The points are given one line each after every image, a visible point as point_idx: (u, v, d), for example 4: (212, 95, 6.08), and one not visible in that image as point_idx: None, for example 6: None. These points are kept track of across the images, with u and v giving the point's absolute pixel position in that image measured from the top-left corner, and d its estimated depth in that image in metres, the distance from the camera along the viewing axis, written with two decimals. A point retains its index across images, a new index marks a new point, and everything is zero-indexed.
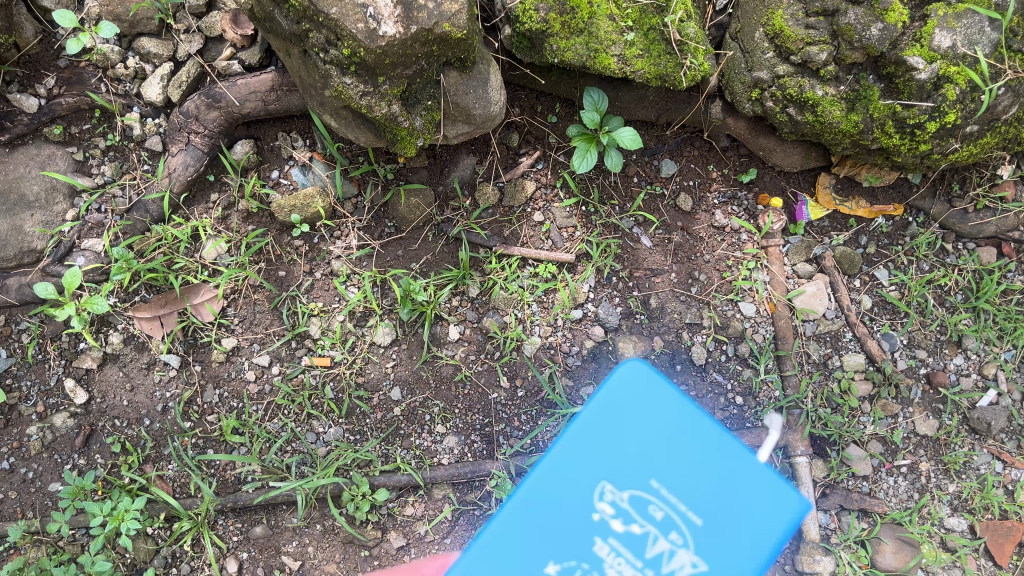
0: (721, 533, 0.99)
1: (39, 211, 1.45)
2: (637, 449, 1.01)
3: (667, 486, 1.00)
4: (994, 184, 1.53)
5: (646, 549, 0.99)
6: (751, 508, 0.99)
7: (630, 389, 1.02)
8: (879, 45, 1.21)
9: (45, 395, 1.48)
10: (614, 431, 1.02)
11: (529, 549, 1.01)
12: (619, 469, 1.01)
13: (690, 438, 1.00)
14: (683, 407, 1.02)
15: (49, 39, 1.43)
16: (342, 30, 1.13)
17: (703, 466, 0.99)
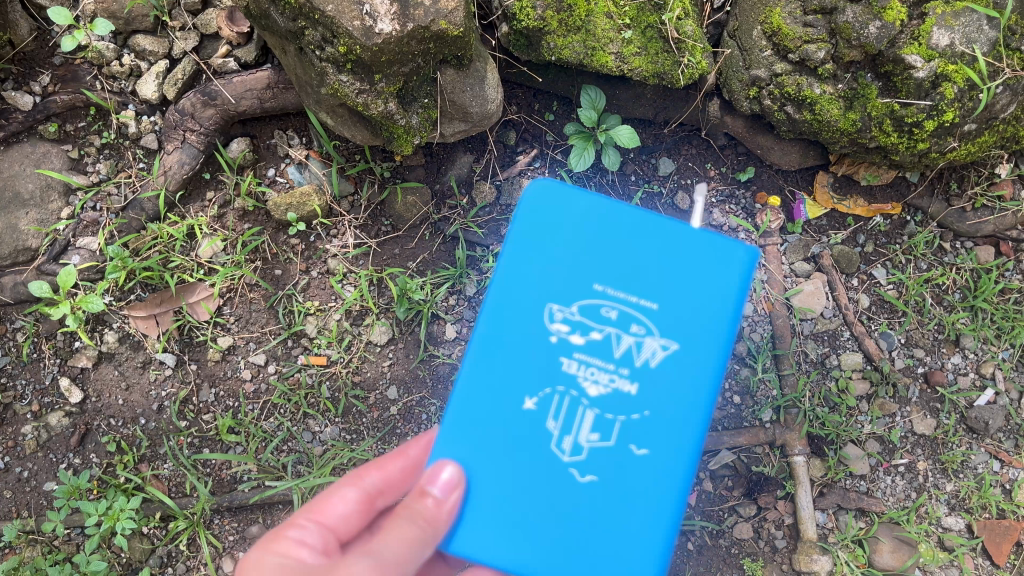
0: (682, 282, 0.90)
1: (34, 210, 1.44)
2: (577, 250, 0.90)
3: (626, 292, 0.90)
4: (992, 184, 1.53)
5: (613, 370, 0.90)
6: (722, 278, 0.91)
7: (554, 194, 0.91)
8: (877, 43, 1.21)
9: (41, 394, 1.48)
10: (549, 245, 0.90)
11: (482, 410, 0.90)
12: (564, 284, 0.90)
13: (633, 232, 0.90)
14: (612, 205, 0.91)
15: (43, 37, 1.43)
16: (338, 28, 1.12)
17: (651, 250, 0.90)
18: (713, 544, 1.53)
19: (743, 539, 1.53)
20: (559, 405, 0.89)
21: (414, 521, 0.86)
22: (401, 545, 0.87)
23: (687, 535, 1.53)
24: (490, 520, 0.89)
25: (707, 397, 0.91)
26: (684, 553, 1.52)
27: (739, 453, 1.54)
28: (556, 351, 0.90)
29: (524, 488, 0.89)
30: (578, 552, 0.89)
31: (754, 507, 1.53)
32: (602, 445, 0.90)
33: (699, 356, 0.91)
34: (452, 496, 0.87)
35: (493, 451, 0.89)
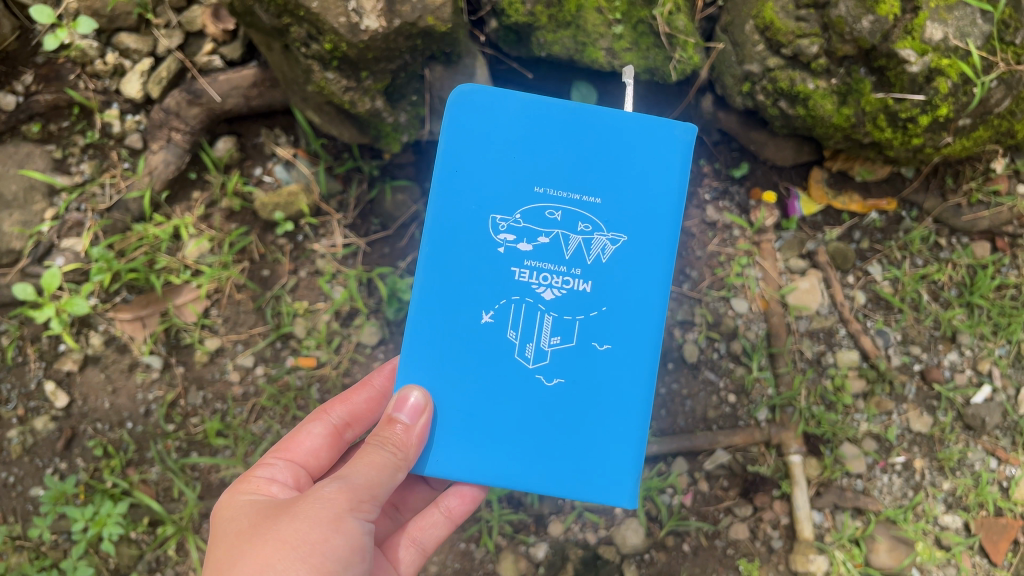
0: (623, 174, 1.05)
1: (18, 211, 1.42)
2: (525, 158, 1.05)
3: (573, 193, 1.05)
4: (988, 179, 1.52)
5: (567, 264, 1.05)
6: (661, 166, 1.05)
7: (499, 109, 1.05)
8: (870, 38, 1.19)
9: (25, 398, 1.45)
10: (497, 159, 1.05)
11: (440, 320, 1.05)
12: (517, 192, 1.05)
13: (574, 135, 1.04)
14: (553, 107, 1.04)
15: (26, 35, 1.39)
16: (323, 25, 1.10)
17: (590, 148, 1.04)
18: (708, 545, 1.51)
19: (738, 540, 1.51)
20: (523, 299, 1.05)
21: (379, 446, 0.97)
22: (367, 470, 0.95)
23: (683, 536, 1.51)
24: (473, 409, 1.05)
25: (663, 280, 1.06)
26: (679, 554, 1.50)
27: (734, 452, 1.52)
28: (516, 256, 1.05)
29: (498, 379, 1.05)
30: (554, 422, 1.06)
31: (750, 507, 1.51)
32: (562, 336, 1.06)
33: (649, 236, 1.05)
34: (419, 420, 1.02)
35: (463, 351, 1.05)
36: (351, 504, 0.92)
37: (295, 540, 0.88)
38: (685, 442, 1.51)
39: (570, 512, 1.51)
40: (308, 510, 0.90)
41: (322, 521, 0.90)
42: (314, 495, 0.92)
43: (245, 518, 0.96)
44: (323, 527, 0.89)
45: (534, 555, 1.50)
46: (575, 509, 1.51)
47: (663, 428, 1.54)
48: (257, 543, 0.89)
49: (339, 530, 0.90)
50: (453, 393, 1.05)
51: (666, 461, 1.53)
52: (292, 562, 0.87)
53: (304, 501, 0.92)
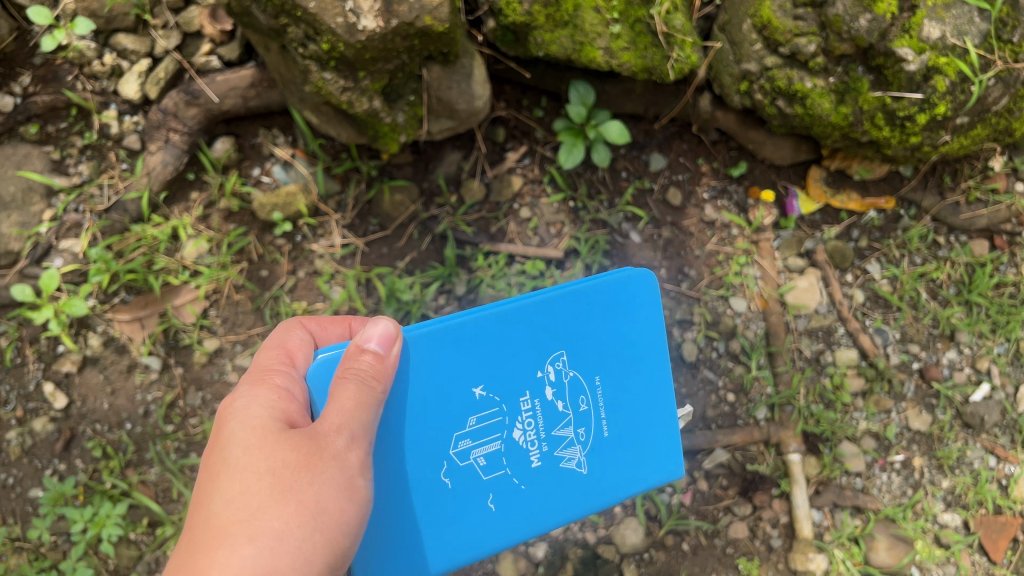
0: (615, 449, 1.14)
1: (16, 213, 1.41)
2: (591, 346, 1.10)
3: (597, 378, 1.11)
4: (986, 176, 1.52)
5: (552, 427, 1.09)
6: (629, 482, 1.15)
7: (639, 291, 1.11)
8: (868, 37, 1.18)
9: (24, 399, 1.45)
10: (594, 314, 1.09)
11: (467, 368, 1.03)
12: (574, 338, 1.08)
13: (631, 363, 1.13)
14: (653, 325, 1.13)
15: (23, 36, 1.39)
16: (320, 25, 1.09)
17: (614, 404, 1.13)
18: (708, 544, 1.51)
19: (738, 539, 1.51)
20: (522, 388, 1.07)
21: (368, 384, 0.92)
22: (365, 415, 0.91)
23: (682, 535, 1.51)
24: (408, 427, 1.01)
25: (578, 512, 1.12)
26: (679, 553, 1.51)
27: (733, 451, 1.53)
28: (552, 341, 1.07)
29: (453, 422, 1.03)
30: (446, 497, 1.04)
31: (749, 506, 1.51)
32: (514, 449, 1.07)
33: (594, 496, 1.13)
34: (392, 349, 0.95)
35: (473, 380, 1.03)
36: (361, 466, 0.90)
37: (316, 508, 0.85)
38: (684, 441, 1.51)
39: None
40: (330, 474, 0.86)
41: (341, 490, 0.87)
42: (333, 454, 0.87)
43: (252, 452, 0.87)
44: (341, 497, 0.87)
45: (533, 555, 1.50)
46: None
47: None
48: (273, 500, 0.84)
49: (354, 497, 0.89)
50: (421, 408, 1.01)
51: None
52: (311, 534, 0.85)
53: (325, 457, 0.87)
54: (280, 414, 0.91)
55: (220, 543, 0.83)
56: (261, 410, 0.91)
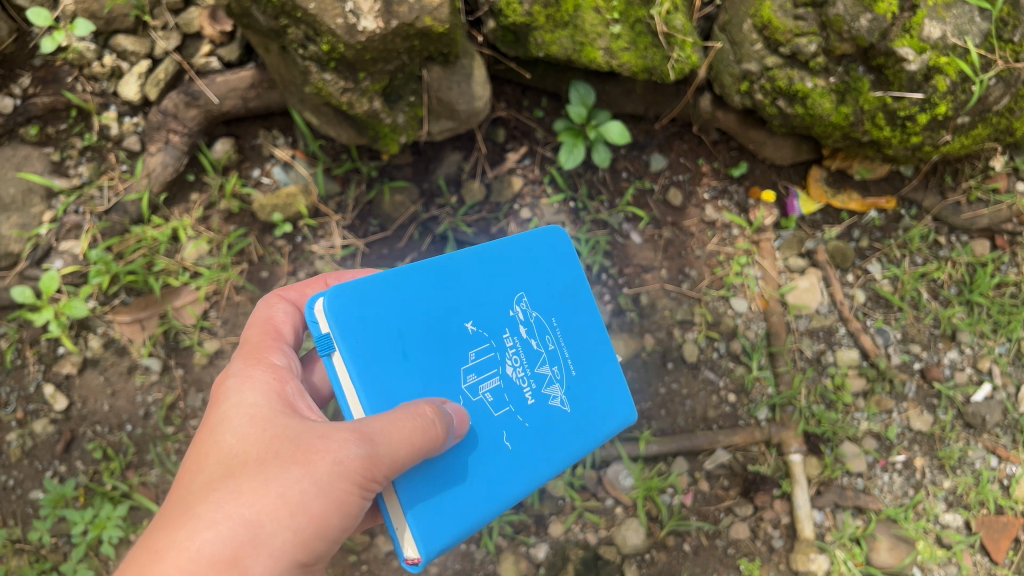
0: (589, 380, 1.11)
1: (16, 215, 1.41)
2: (542, 285, 1.10)
3: (556, 319, 1.10)
4: (987, 176, 1.52)
5: (539, 369, 1.04)
6: (614, 412, 1.14)
7: (559, 242, 1.16)
8: (869, 36, 1.18)
9: (24, 401, 1.45)
10: (537, 257, 1.11)
11: (455, 293, 0.97)
12: (530, 284, 1.08)
13: (574, 312, 1.13)
14: (576, 275, 1.16)
15: (22, 38, 1.38)
16: (320, 26, 1.09)
17: (575, 344, 1.12)
18: (709, 545, 1.51)
19: (739, 539, 1.51)
20: (504, 328, 1.02)
21: (424, 429, 0.82)
22: (402, 451, 0.80)
23: (683, 536, 1.51)
24: (412, 356, 0.90)
25: (574, 452, 1.06)
26: (680, 554, 1.50)
27: (734, 452, 1.52)
28: (513, 283, 1.05)
29: (454, 354, 0.94)
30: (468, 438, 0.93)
31: (750, 507, 1.51)
32: (514, 388, 1.00)
33: (583, 429, 1.08)
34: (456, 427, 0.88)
35: (460, 311, 0.97)
36: (364, 483, 0.80)
37: (295, 509, 0.78)
38: (685, 442, 1.50)
39: (570, 512, 1.51)
40: (320, 477, 0.79)
41: (330, 498, 0.79)
42: (332, 458, 0.79)
43: (251, 438, 0.83)
44: (328, 506, 0.79)
45: (534, 556, 1.50)
46: (575, 509, 1.51)
47: (663, 428, 1.53)
48: (253, 488, 0.79)
49: (342, 510, 0.80)
50: (418, 330, 0.91)
51: (666, 461, 1.53)
52: (281, 534, 0.78)
53: (320, 454, 0.80)
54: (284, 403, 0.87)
55: (189, 519, 0.79)
56: (269, 399, 0.87)
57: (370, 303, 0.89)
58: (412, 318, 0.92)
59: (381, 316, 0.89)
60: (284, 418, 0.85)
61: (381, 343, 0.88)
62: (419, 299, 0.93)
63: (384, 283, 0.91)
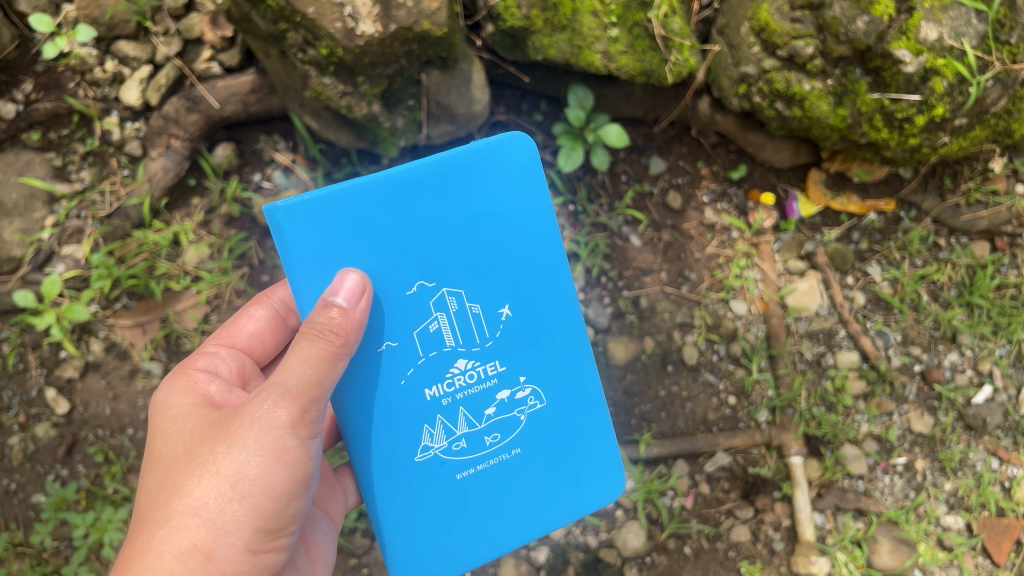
0: (441, 504, 1.08)
1: (18, 219, 1.42)
2: (552, 463, 1.13)
3: (516, 452, 1.11)
4: (986, 178, 1.51)
5: (464, 420, 1.06)
6: (404, 545, 1.07)
7: (595, 495, 1.17)
8: (866, 38, 1.19)
9: (27, 405, 1.46)
10: (570, 493, 1.15)
11: (522, 282, 1.05)
12: (551, 426, 1.12)
13: (519, 532, 1.13)
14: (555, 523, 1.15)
15: (25, 44, 1.39)
16: (319, 30, 1.10)
17: (490, 483, 1.10)
18: (710, 547, 1.51)
19: (740, 542, 1.51)
20: (504, 358, 1.07)
21: (323, 340, 0.91)
22: (309, 373, 0.91)
23: (684, 539, 1.51)
24: (474, 221, 1.00)
25: (380, 491, 1.05)
26: (681, 557, 1.50)
27: (735, 455, 1.52)
28: (554, 390, 1.11)
29: (463, 271, 1.01)
30: (387, 291, 0.98)
31: (751, 509, 1.51)
32: (441, 371, 1.03)
33: (402, 499, 1.06)
34: (358, 304, 0.94)
35: (517, 292, 1.05)
36: (292, 422, 0.91)
37: (234, 477, 0.90)
38: (685, 445, 1.51)
39: None
40: (249, 440, 0.90)
41: (259, 454, 0.90)
42: (252, 419, 0.91)
43: (173, 440, 0.97)
44: (265, 462, 0.91)
45: (535, 559, 1.50)
46: None
47: (663, 430, 1.53)
48: (190, 471, 0.91)
49: (281, 459, 0.92)
50: (499, 227, 1.02)
51: (666, 463, 1.53)
52: (229, 502, 0.90)
53: (238, 421, 0.92)
54: (206, 402, 1.03)
55: (149, 525, 0.91)
56: (190, 402, 1.02)
57: (516, 185, 1.02)
58: (510, 220, 1.02)
59: (504, 188, 1.01)
60: (211, 415, 0.98)
61: (477, 189, 1.00)
62: (533, 235, 1.04)
63: (535, 211, 1.04)
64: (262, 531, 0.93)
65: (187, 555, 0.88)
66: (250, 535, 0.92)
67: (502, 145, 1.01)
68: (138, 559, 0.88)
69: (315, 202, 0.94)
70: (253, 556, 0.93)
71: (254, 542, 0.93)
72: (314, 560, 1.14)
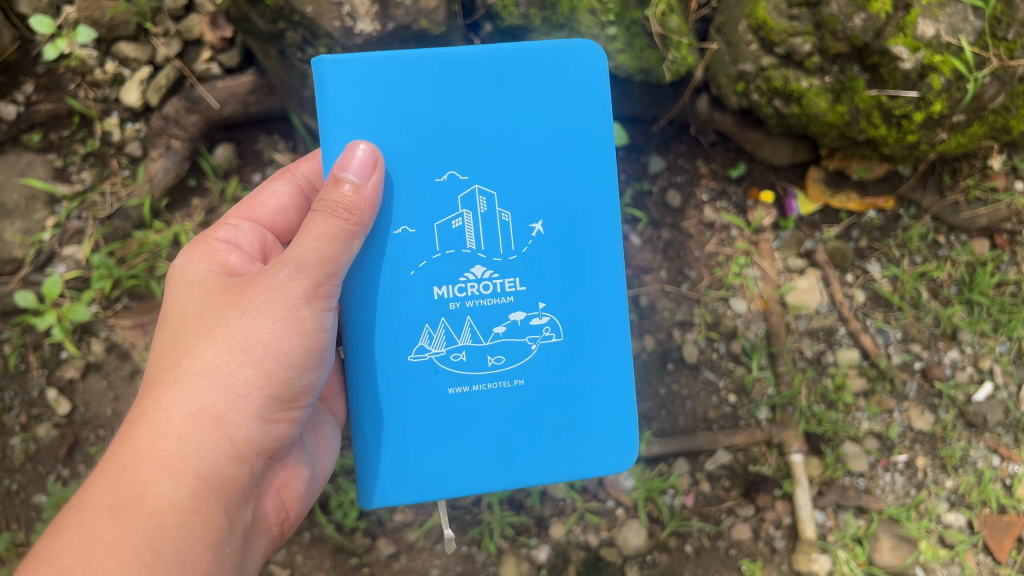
0: (430, 414, 1.10)
1: (20, 220, 1.43)
2: (561, 408, 1.13)
3: (520, 382, 1.12)
4: (985, 175, 1.52)
5: (470, 332, 1.09)
6: (380, 450, 1.10)
7: (598, 458, 1.15)
8: (863, 35, 1.19)
9: (28, 405, 1.46)
10: (575, 442, 1.15)
11: (556, 198, 1.08)
12: (568, 364, 1.13)
13: (511, 466, 1.13)
14: (550, 473, 1.14)
15: (26, 46, 1.41)
16: (318, 29, 1.12)
17: (487, 409, 1.11)
18: (711, 546, 1.50)
19: (742, 541, 1.50)
20: (525, 276, 1.09)
21: (337, 216, 0.98)
22: (324, 248, 0.98)
23: (686, 537, 1.50)
24: (521, 120, 1.06)
25: (373, 387, 1.08)
26: (682, 555, 1.49)
27: (736, 452, 1.53)
28: (575, 327, 1.12)
29: (493, 168, 1.06)
30: (415, 171, 1.04)
31: (752, 507, 1.51)
32: (455, 274, 1.07)
33: (396, 402, 1.09)
34: (369, 178, 1.00)
35: (548, 206, 1.08)
36: (306, 293, 0.98)
37: (247, 343, 0.96)
38: (685, 443, 1.51)
39: (572, 513, 1.51)
40: (263, 308, 0.97)
41: (274, 322, 0.97)
42: (267, 289, 0.98)
43: (187, 305, 1.03)
44: (278, 329, 0.97)
45: (536, 557, 1.50)
46: (576, 510, 1.51)
47: (664, 429, 1.54)
48: (204, 336, 0.98)
49: (293, 329, 0.98)
50: (542, 129, 1.07)
51: (667, 462, 1.53)
52: (241, 367, 0.96)
53: (252, 292, 0.98)
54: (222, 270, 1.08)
55: (163, 385, 0.97)
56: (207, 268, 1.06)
57: (570, 93, 1.07)
58: (556, 125, 1.07)
59: (559, 96, 1.07)
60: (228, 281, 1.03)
61: (531, 91, 1.06)
62: (578, 149, 1.08)
63: (586, 130, 1.08)
64: (274, 399, 0.99)
65: (197, 415, 0.95)
66: (261, 400, 0.98)
67: (569, 48, 1.07)
68: (150, 417, 0.95)
69: (362, 62, 1.02)
70: (264, 425, 1.00)
71: (266, 409, 0.99)
72: (321, 449, 1.19)
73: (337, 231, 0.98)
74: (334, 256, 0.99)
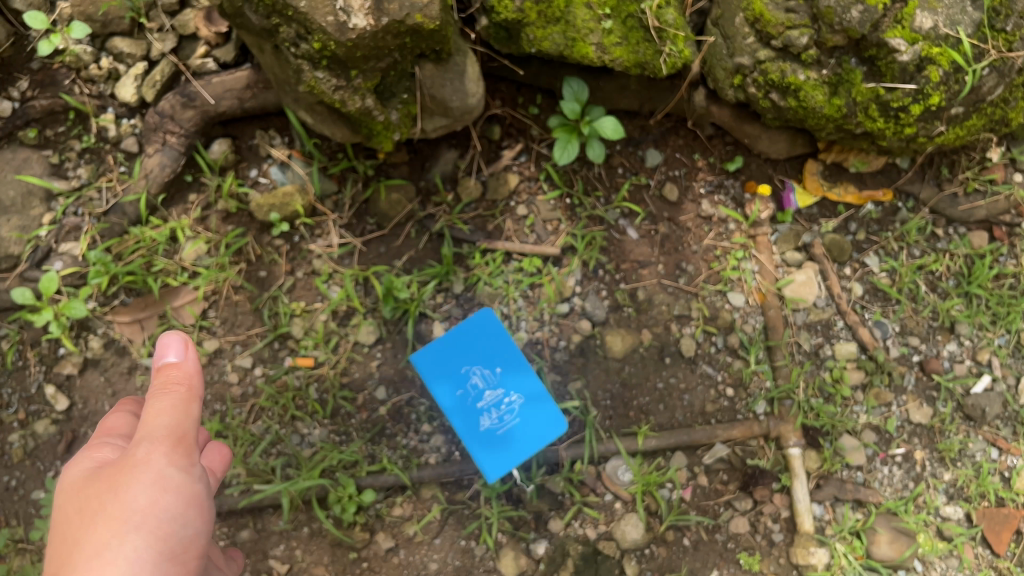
0: (478, 437, 1.40)
1: (16, 217, 1.43)
2: (513, 405, 1.41)
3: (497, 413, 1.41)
4: (983, 168, 1.54)
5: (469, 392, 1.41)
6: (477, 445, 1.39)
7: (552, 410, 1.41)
8: (860, 28, 1.19)
9: (27, 402, 1.46)
10: (539, 414, 1.41)
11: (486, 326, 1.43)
12: (508, 386, 1.42)
13: (526, 449, 1.40)
14: (545, 437, 1.40)
15: (21, 42, 1.42)
16: (311, 24, 1.11)
17: (497, 425, 1.40)
18: (709, 539, 1.50)
19: (739, 534, 1.50)
20: (484, 371, 1.42)
21: (172, 388, 0.97)
22: (168, 418, 0.95)
23: (683, 530, 1.50)
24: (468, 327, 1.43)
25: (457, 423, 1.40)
26: (680, 548, 1.49)
27: (734, 446, 1.51)
28: (496, 363, 1.42)
29: (467, 335, 1.42)
30: (440, 363, 1.41)
31: (750, 501, 1.51)
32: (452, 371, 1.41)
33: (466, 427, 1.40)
34: (186, 355, 1.00)
35: (493, 332, 1.43)
36: (173, 453, 0.95)
37: (124, 513, 0.90)
38: (683, 437, 1.49)
39: (570, 508, 1.48)
40: (132, 479, 0.91)
41: (144, 489, 0.91)
42: (133, 464, 0.93)
43: (58, 503, 0.95)
44: (153, 492, 0.92)
45: (534, 551, 1.47)
46: (574, 505, 1.48)
47: (661, 422, 1.51)
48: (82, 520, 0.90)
49: (168, 487, 0.93)
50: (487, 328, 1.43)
51: (664, 456, 1.51)
52: (123, 538, 0.89)
53: (119, 471, 0.93)
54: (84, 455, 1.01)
55: None
56: (76, 461, 1.00)
57: (477, 349, 1.42)
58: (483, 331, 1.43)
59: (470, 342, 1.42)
60: (95, 473, 0.95)
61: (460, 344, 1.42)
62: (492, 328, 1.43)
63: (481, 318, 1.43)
64: (167, 556, 0.93)
65: None
66: (153, 564, 0.90)
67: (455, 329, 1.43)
68: None
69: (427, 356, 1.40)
70: None
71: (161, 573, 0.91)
72: None
73: (176, 394, 0.97)
74: (180, 420, 0.96)
